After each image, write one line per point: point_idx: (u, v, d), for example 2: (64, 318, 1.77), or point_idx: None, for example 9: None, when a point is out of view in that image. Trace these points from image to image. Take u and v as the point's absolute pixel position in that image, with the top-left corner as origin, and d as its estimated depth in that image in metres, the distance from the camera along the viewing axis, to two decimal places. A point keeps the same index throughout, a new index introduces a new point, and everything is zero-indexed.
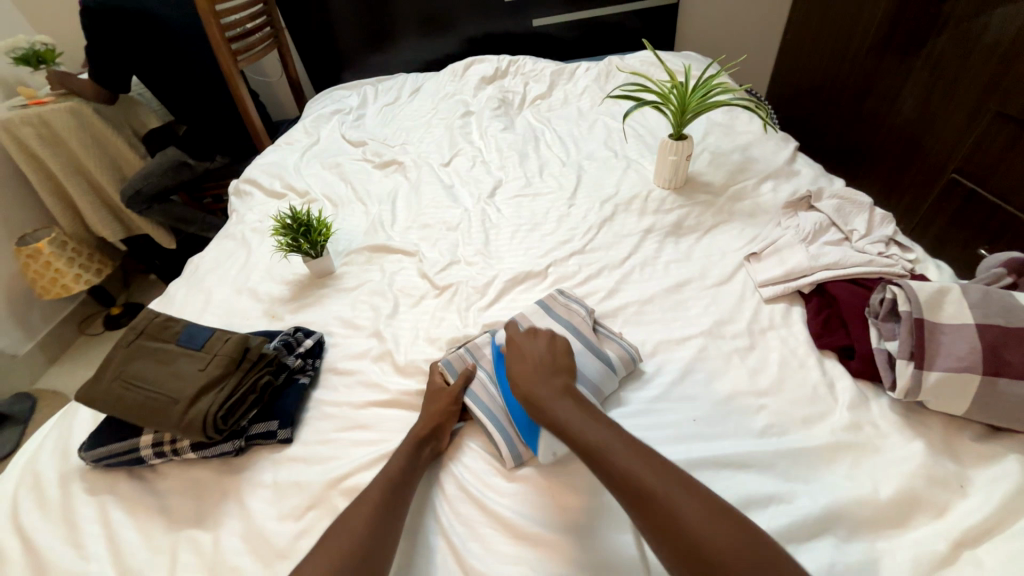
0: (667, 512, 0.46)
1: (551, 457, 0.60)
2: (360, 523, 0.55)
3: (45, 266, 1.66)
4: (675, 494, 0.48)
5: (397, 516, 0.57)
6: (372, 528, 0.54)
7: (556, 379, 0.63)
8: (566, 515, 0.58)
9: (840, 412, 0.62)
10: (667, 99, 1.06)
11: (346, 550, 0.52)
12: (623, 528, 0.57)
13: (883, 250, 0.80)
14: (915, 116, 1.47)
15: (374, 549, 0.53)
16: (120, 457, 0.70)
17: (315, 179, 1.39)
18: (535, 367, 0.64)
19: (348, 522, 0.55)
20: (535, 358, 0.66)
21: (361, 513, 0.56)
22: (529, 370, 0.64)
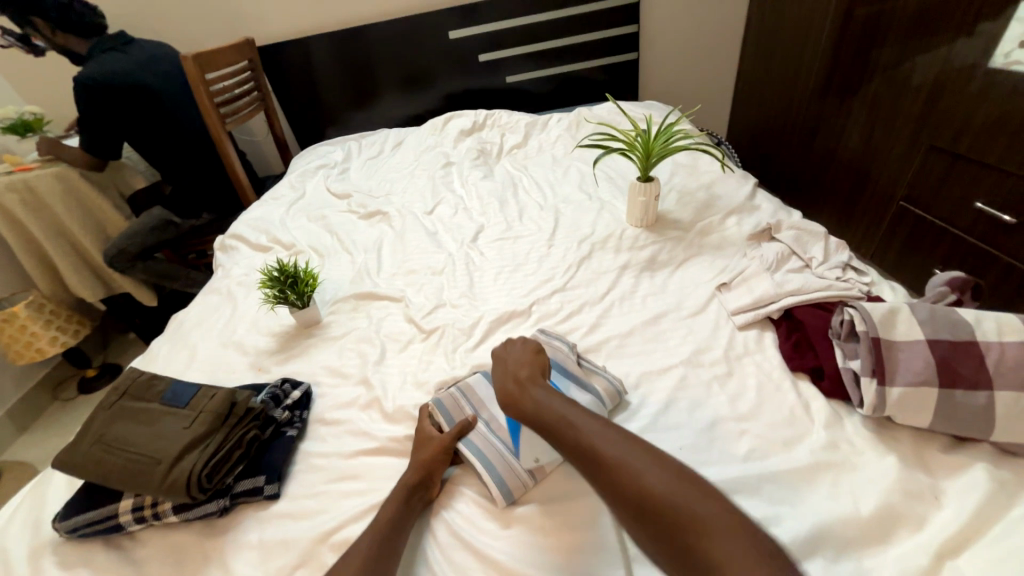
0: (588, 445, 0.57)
1: (532, 464, 0.66)
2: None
3: (20, 329, 1.63)
4: (598, 432, 0.58)
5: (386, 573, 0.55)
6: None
7: (519, 360, 0.75)
8: (562, 551, 0.58)
9: (817, 432, 0.65)
10: (633, 146, 1.15)
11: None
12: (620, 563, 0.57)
13: (840, 275, 0.85)
14: (860, 150, 1.60)
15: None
16: (97, 526, 0.67)
17: (301, 231, 1.42)
18: (513, 370, 0.73)
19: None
20: (509, 361, 0.76)
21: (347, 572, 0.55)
22: (507, 376, 0.73)
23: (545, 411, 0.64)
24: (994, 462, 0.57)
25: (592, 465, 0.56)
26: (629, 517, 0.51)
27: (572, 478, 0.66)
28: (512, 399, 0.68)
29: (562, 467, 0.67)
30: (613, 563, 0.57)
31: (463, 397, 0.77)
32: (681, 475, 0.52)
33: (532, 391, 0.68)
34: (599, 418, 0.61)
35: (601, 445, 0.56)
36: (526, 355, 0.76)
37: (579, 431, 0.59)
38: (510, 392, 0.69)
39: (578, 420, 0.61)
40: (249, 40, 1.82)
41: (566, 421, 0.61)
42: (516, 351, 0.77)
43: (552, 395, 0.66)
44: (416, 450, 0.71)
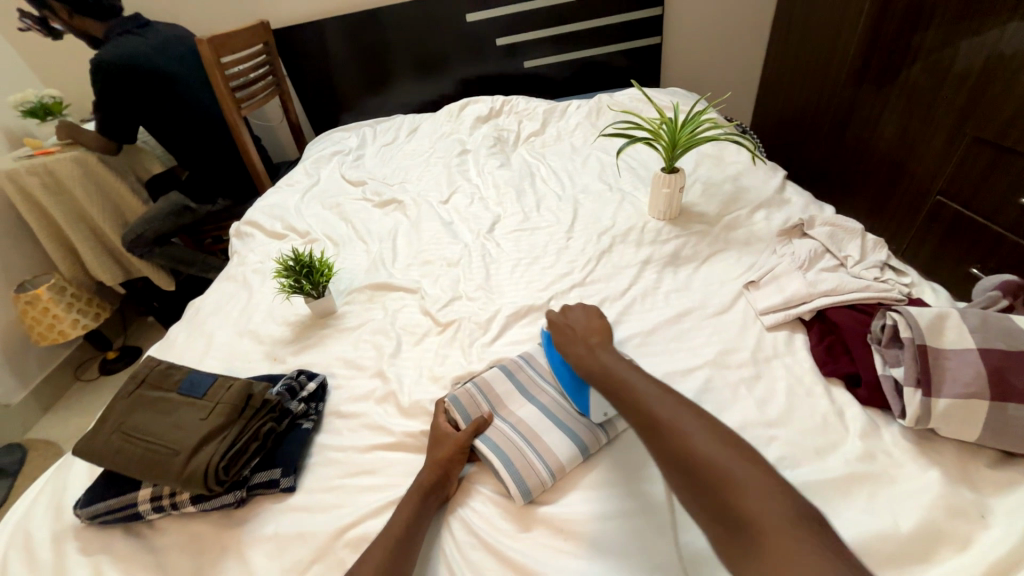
0: (641, 401, 0.59)
1: (603, 417, 0.68)
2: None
3: (43, 312, 1.66)
4: (652, 391, 0.60)
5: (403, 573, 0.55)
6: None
7: (587, 326, 0.79)
8: (589, 559, 0.56)
9: (852, 441, 0.62)
10: (658, 135, 1.10)
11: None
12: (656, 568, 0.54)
13: (878, 275, 0.81)
14: (895, 141, 1.53)
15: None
16: (116, 513, 0.67)
17: (316, 219, 1.41)
18: (580, 335, 0.76)
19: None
20: (575, 326, 0.80)
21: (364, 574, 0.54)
22: (577, 339, 0.76)
23: (610, 370, 0.66)
24: None
25: (649, 426, 0.56)
26: (674, 474, 0.51)
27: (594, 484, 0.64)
28: (580, 358, 0.71)
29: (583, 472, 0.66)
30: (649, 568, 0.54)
31: (480, 392, 0.75)
32: (737, 450, 0.51)
33: (600, 354, 0.70)
34: (662, 384, 0.62)
35: (661, 409, 0.57)
36: (591, 321, 0.81)
37: (641, 391, 0.60)
38: (581, 351, 0.72)
39: (638, 383, 0.62)
40: (265, 23, 1.80)
41: (625, 380, 0.63)
42: (580, 319, 0.82)
43: (620, 360, 0.68)
44: (433, 447, 0.70)
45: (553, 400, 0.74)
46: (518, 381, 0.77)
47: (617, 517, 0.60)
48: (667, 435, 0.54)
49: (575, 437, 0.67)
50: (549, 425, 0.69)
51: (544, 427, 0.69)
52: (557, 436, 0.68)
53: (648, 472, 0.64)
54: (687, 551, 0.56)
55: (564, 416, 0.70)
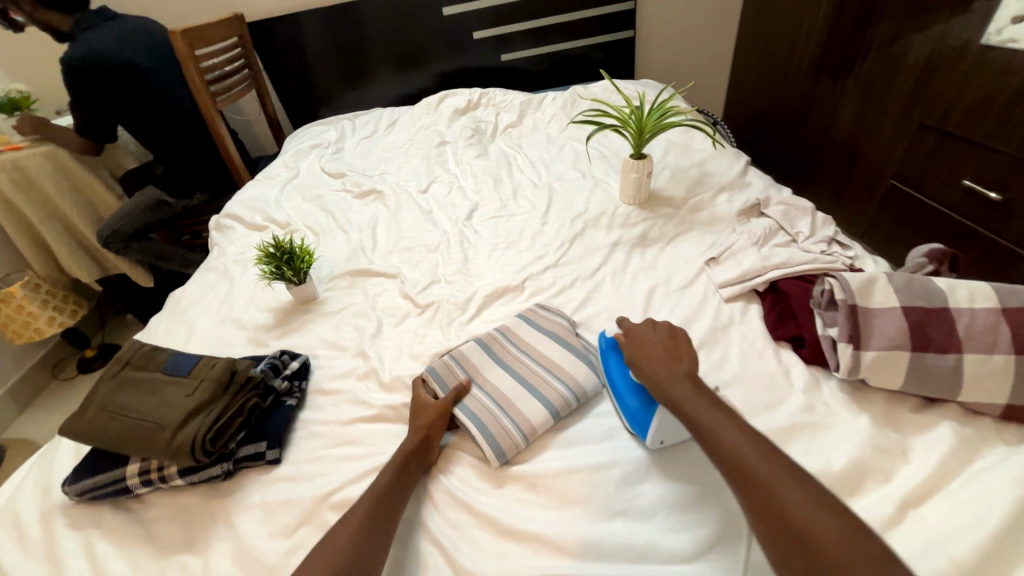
0: (730, 451, 0.53)
1: (657, 444, 0.64)
2: (333, 559, 0.54)
3: (17, 310, 1.63)
4: (741, 440, 0.54)
5: (378, 538, 0.57)
6: (352, 560, 0.54)
7: (669, 345, 0.69)
8: (572, 518, 0.60)
9: (796, 395, 0.68)
10: (626, 123, 1.15)
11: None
12: (635, 525, 0.59)
13: (825, 249, 0.87)
14: (852, 129, 1.61)
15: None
16: (105, 489, 0.70)
17: (296, 210, 1.43)
18: (663, 358, 0.67)
19: (323, 559, 0.54)
20: (654, 345, 0.69)
21: (336, 545, 0.55)
22: (657, 362, 0.66)
23: (703, 419, 0.57)
24: (960, 420, 0.60)
25: (760, 504, 0.49)
26: (770, 542, 0.46)
27: (566, 442, 0.69)
28: (659, 386, 0.63)
29: (552, 431, 0.71)
30: (630, 527, 0.58)
31: (457, 363, 0.80)
32: (848, 526, 0.45)
33: (688, 392, 0.61)
34: (765, 442, 0.54)
35: (773, 482, 0.49)
36: (672, 341, 0.70)
37: (747, 453, 0.52)
38: (661, 379, 0.64)
39: (737, 441, 0.53)
40: (239, 16, 1.79)
41: (712, 422, 0.56)
42: (656, 336, 0.71)
43: (705, 397, 0.60)
44: (413, 416, 0.73)
45: (525, 369, 0.78)
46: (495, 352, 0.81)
47: (584, 473, 0.64)
48: (775, 510, 0.47)
49: (549, 403, 0.72)
50: (523, 393, 0.74)
51: (518, 395, 0.74)
52: (529, 402, 0.72)
53: (613, 431, 0.70)
54: (648, 499, 0.61)
55: (538, 384, 0.75)
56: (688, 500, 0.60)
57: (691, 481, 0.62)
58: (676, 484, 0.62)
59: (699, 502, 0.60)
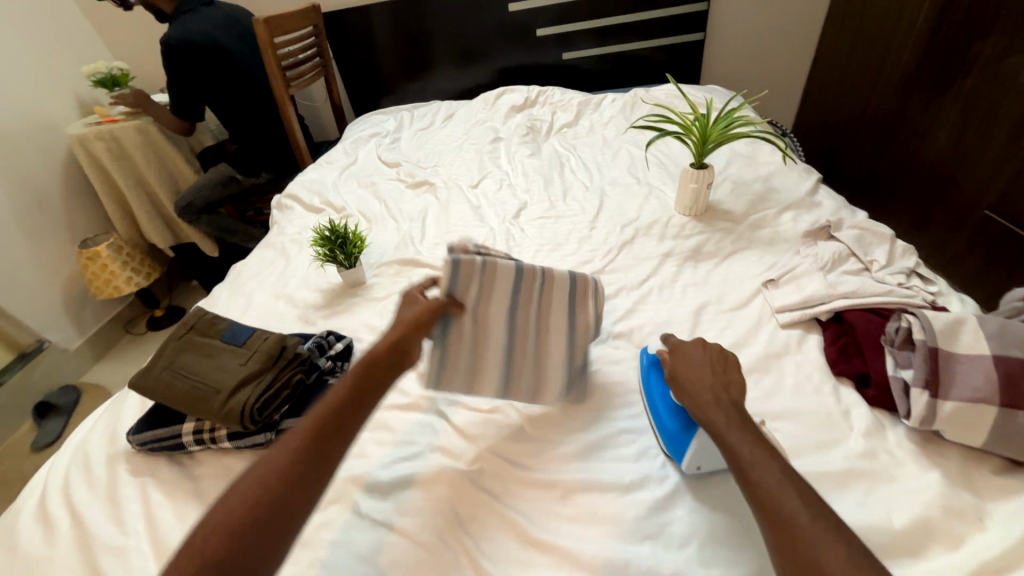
0: (765, 493, 0.48)
1: (695, 471, 0.62)
2: (284, 454, 0.52)
3: (101, 267, 1.81)
4: (780, 482, 0.48)
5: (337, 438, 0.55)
6: (305, 457, 0.52)
7: (716, 369, 0.63)
8: (599, 537, 0.58)
9: (855, 439, 0.63)
10: (689, 130, 1.10)
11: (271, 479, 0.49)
12: (667, 555, 0.56)
13: (903, 281, 0.80)
14: (944, 152, 1.47)
15: (304, 471, 0.51)
16: (162, 442, 0.75)
17: (351, 196, 1.48)
18: (707, 381, 0.62)
19: (276, 454, 0.52)
20: (699, 365, 0.64)
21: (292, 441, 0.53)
22: (699, 383, 0.62)
23: (741, 453, 0.52)
24: None
25: (790, 555, 0.43)
26: None
27: (597, 459, 0.67)
28: (698, 410, 0.59)
29: (585, 443, 0.69)
30: (660, 556, 0.56)
31: (479, 276, 0.75)
32: None
33: (729, 421, 0.56)
34: (811, 492, 0.48)
35: (811, 537, 0.43)
36: (719, 365, 0.64)
37: (785, 499, 0.46)
38: (701, 402, 0.59)
39: (775, 483, 0.48)
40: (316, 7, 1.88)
41: (749, 457, 0.51)
42: (703, 356, 0.66)
43: (748, 429, 0.55)
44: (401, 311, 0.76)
45: (520, 340, 0.78)
46: (513, 295, 0.77)
47: (616, 492, 0.63)
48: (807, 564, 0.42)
49: (506, 388, 0.77)
50: (499, 367, 0.77)
51: (494, 367, 0.77)
52: (492, 380, 0.77)
53: (648, 452, 0.67)
54: (681, 527, 0.58)
55: (514, 365, 0.77)
56: (724, 535, 0.57)
57: (727, 515, 0.59)
58: (712, 514, 0.59)
59: (738, 542, 0.56)
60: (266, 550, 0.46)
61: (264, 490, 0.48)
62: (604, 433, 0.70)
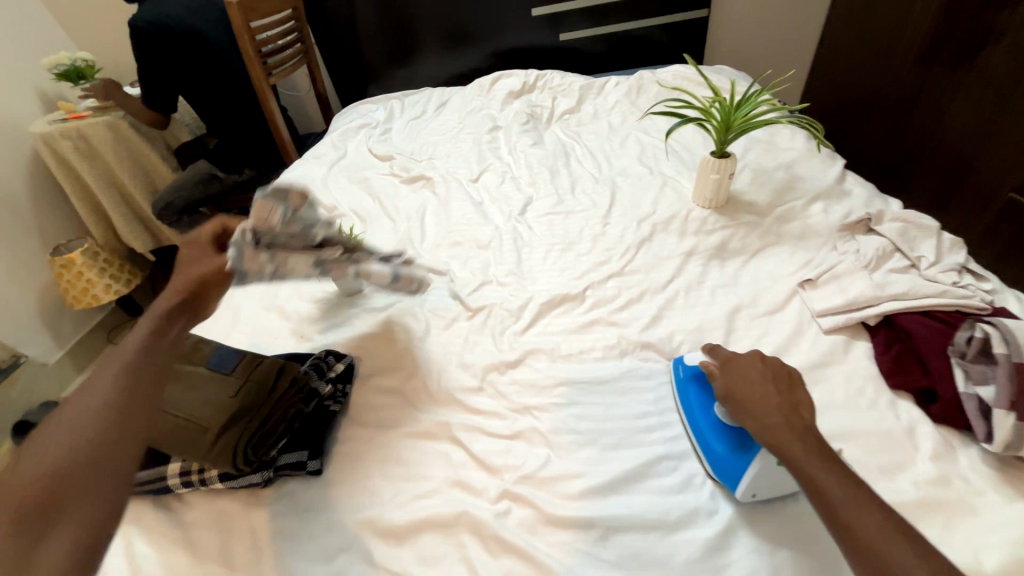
0: (868, 544, 0.42)
1: (749, 499, 0.56)
2: (68, 442, 0.46)
3: (77, 276, 1.69)
4: (882, 529, 0.42)
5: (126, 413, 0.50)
6: (100, 441, 0.47)
7: (779, 387, 0.57)
8: None
9: (922, 462, 0.57)
10: (710, 114, 1.02)
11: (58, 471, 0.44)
12: None
13: (957, 280, 0.73)
14: (966, 132, 1.40)
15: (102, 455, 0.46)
16: (147, 486, 0.68)
17: (343, 193, 1.38)
18: (773, 403, 0.55)
19: (53, 445, 0.46)
20: (760, 382, 0.57)
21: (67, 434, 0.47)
22: (765, 404, 0.55)
23: (829, 490, 0.46)
24: None
25: None
26: None
27: (635, 493, 0.60)
28: (771, 438, 0.52)
29: (622, 476, 0.61)
30: None
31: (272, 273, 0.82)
32: None
33: (808, 452, 0.49)
34: (916, 535, 0.42)
35: None
36: (781, 382, 0.57)
37: (891, 545, 0.41)
38: (772, 428, 0.52)
39: (876, 528, 0.42)
40: None
41: (839, 498, 0.45)
42: (762, 371, 0.59)
43: (829, 462, 0.48)
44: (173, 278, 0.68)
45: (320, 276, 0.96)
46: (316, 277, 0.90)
47: (661, 530, 0.56)
48: None
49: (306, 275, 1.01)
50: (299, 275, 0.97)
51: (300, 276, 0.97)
52: None
53: (694, 481, 0.61)
54: (740, 571, 0.52)
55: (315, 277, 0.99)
56: None
57: (789, 555, 0.52)
58: (773, 554, 0.53)
59: None
60: (93, 527, 0.44)
61: (54, 482, 0.44)
62: (643, 459, 0.63)
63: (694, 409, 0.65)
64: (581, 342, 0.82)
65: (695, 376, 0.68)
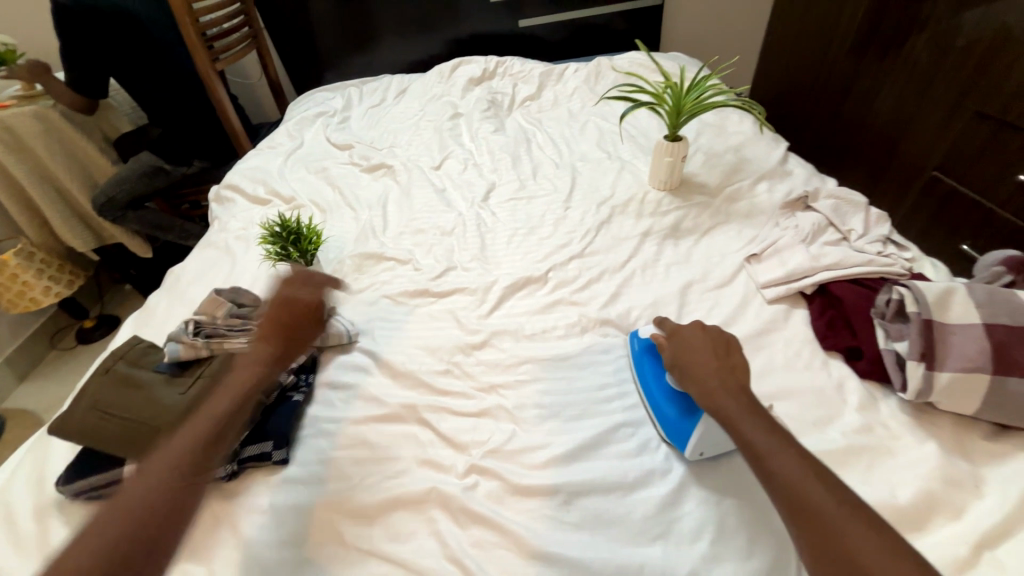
0: (790, 488, 0.46)
1: (698, 457, 0.60)
2: (143, 502, 0.49)
3: (10, 279, 1.57)
4: (803, 473, 0.47)
5: (205, 467, 0.54)
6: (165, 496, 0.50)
7: (719, 352, 0.61)
8: (605, 543, 0.55)
9: (850, 414, 0.62)
10: (662, 99, 1.06)
11: (135, 515, 0.48)
12: (685, 558, 0.53)
13: (881, 250, 0.80)
14: (893, 115, 1.51)
15: (178, 502, 0.50)
16: (101, 490, 0.66)
17: (301, 183, 1.34)
18: (711, 366, 0.59)
19: (133, 501, 0.49)
20: (701, 349, 0.62)
21: (151, 479, 0.51)
22: (706, 368, 0.59)
23: (759, 443, 0.50)
24: None
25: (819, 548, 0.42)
26: None
27: (592, 458, 0.64)
28: (709, 398, 0.56)
29: (580, 445, 0.64)
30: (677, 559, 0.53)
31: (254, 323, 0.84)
32: None
33: (742, 409, 0.54)
34: (830, 476, 0.47)
35: (842, 531, 0.42)
36: (720, 348, 0.62)
37: (810, 487, 0.46)
38: (709, 390, 0.57)
39: (796, 473, 0.47)
40: None
41: (768, 448, 0.49)
42: (703, 338, 0.63)
43: (758, 417, 0.53)
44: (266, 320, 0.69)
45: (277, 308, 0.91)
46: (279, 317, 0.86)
47: (621, 491, 0.60)
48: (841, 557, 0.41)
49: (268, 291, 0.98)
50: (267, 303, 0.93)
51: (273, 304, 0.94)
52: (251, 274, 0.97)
53: (650, 446, 0.65)
54: (691, 522, 0.56)
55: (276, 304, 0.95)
56: (734, 527, 0.55)
57: (736, 505, 0.57)
58: (721, 504, 0.57)
59: (752, 531, 0.54)
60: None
61: (127, 537, 0.46)
62: (601, 429, 0.66)
63: (646, 379, 0.69)
64: (543, 322, 0.84)
65: (648, 348, 0.72)
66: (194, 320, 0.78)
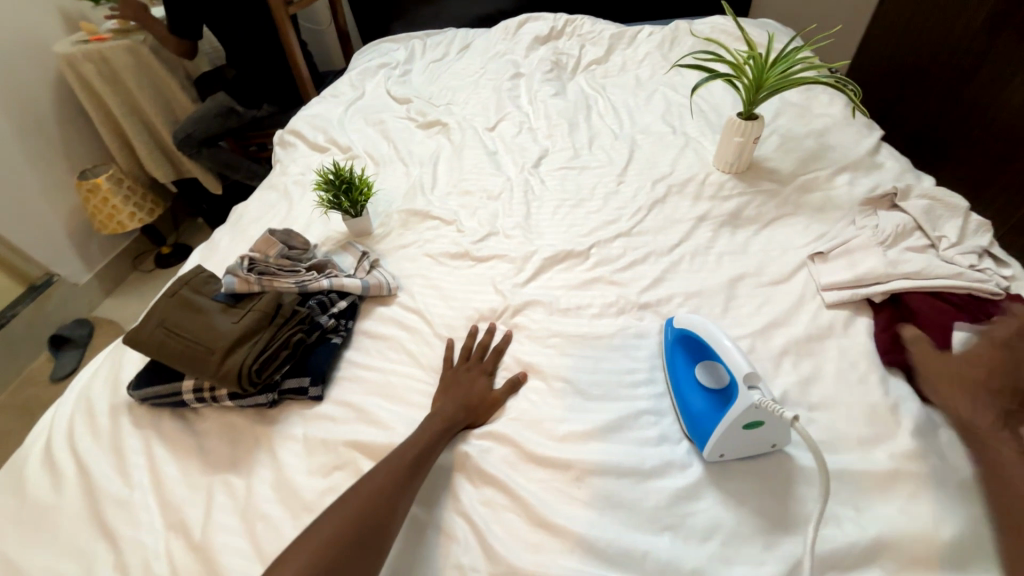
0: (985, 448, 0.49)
1: (717, 458, 0.58)
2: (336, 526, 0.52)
3: (102, 202, 1.74)
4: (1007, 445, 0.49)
5: (407, 490, 0.57)
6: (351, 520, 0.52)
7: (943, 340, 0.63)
8: (610, 524, 0.55)
9: (902, 437, 0.58)
10: (741, 71, 0.96)
11: (344, 528, 0.52)
12: (690, 553, 0.52)
13: (975, 263, 0.71)
14: (1022, 110, 1.30)
15: (378, 523, 0.53)
16: (163, 399, 0.73)
17: (358, 134, 1.36)
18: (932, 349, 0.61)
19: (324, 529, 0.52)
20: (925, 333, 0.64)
21: (362, 494, 0.55)
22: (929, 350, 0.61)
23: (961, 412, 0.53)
24: None
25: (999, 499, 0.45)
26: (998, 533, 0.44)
27: (609, 440, 0.63)
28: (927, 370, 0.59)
29: (599, 427, 0.63)
30: (682, 553, 0.52)
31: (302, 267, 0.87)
32: None
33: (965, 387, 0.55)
34: None
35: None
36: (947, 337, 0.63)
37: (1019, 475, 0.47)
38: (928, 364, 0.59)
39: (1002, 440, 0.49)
40: None
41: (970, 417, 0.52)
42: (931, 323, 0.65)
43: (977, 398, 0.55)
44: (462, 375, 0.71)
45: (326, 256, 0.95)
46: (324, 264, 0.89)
47: (635, 477, 0.59)
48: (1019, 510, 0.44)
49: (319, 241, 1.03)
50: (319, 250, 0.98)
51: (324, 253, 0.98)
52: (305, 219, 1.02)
53: (670, 436, 0.63)
54: (702, 519, 0.55)
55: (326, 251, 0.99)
56: (749, 532, 0.53)
57: (755, 511, 0.55)
58: (739, 508, 0.55)
59: (765, 540, 0.53)
60: None
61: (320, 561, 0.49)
62: (621, 412, 0.65)
63: (675, 371, 0.66)
64: (580, 298, 0.82)
65: (682, 339, 0.69)
66: (249, 257, 0.83)
